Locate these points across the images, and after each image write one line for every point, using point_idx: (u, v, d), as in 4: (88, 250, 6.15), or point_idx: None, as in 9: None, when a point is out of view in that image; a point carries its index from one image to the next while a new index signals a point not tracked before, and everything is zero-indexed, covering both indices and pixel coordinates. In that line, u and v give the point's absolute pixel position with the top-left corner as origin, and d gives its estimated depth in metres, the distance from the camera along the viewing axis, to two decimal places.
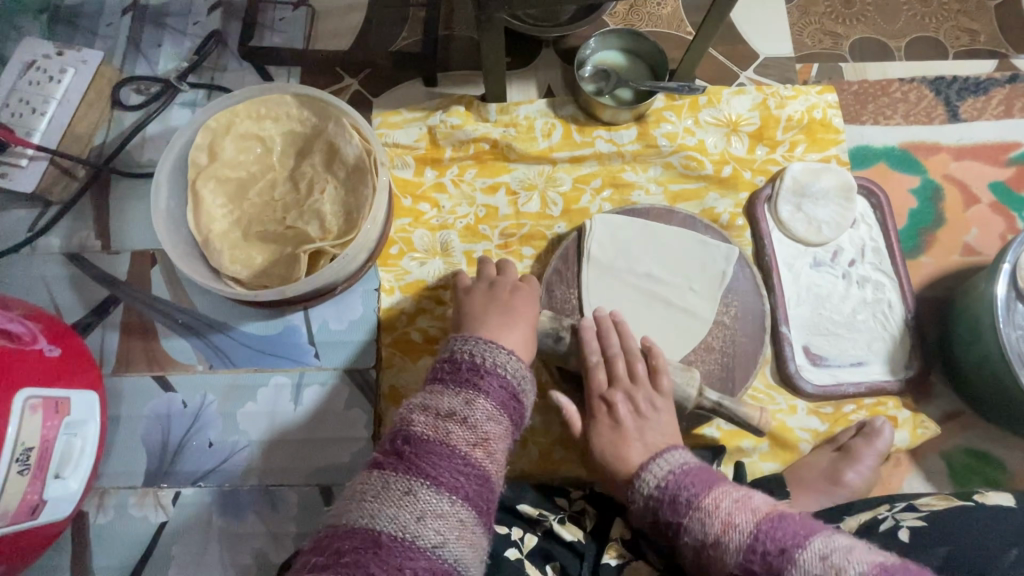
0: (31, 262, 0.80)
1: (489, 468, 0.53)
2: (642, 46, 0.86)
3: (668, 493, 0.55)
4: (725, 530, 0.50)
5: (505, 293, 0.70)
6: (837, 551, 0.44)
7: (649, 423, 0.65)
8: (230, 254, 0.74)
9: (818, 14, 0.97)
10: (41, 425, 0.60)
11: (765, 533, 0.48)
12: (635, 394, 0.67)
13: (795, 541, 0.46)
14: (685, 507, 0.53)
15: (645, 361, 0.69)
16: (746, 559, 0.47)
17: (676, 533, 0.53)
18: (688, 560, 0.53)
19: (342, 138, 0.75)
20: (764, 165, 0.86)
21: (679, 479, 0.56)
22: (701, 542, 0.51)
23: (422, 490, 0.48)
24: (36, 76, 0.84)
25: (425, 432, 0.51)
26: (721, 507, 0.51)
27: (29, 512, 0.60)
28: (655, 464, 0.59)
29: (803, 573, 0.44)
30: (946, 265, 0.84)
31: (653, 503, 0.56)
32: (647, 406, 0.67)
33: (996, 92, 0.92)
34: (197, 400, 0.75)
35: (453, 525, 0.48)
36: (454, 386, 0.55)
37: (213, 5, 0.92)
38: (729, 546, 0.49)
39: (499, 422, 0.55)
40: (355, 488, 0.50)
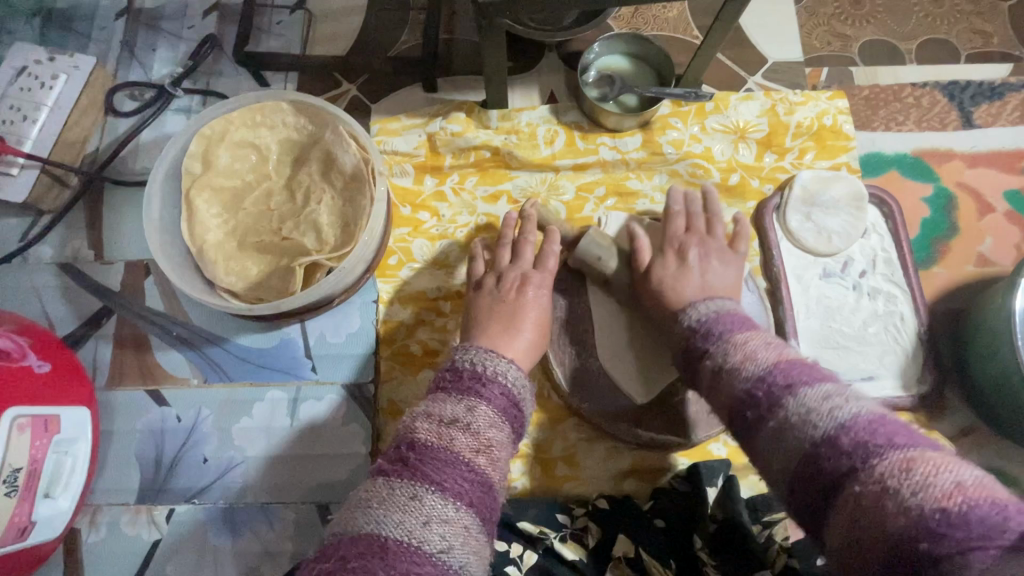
0: (22, 274, 0.78)
1: (493, 475, 0.51)
2: (647, 50, 0.84)
3: (704, 325, 0.56)
4: (744, 360, 0.50)
5: (512, 296, 0.68)
6: (843, 395, 0.44)
7: (713, 267, 0.69)
8: (225, 266, 0.72)
9: (827, 16, 0.95)
10: (29, 445, 0.58)
11: (782, 371, 0.47)
12: (707, 240, 0.71)
13: (805, 380, 0.45)
14: (718, 339, 0.54)
15: (714, 232, 0.73)
16: (756, 385, 0.47)
17: (702, 355, 0.54)
18: (705, 382, 0.53)
19: (339, 147, 0.73)
20: (772, 173, 0.83)
21: (719, 318, 0.56)
22: (720, 365, 0.51)
23: (427, 497, 0.46)
24: (28, 81, 0.81)
25: (428, 438, 0.50)
26: (750, 344, 0.51)
27: (18, 533, 0.58)
28: (701, 304, 0.60)
29: (799, 403, 0.44)
30: (960, 276, 0.82)
31: (689, 333, 0.57)
32: (704, 253, 0.70)
33: (1011, 97, 0.89)
34: (191, 415, 0.74)
35: (459, 531, 0.46)
36: (456, 392, 0.54)
37: (208, 9, 0.90)
38: (742, 373, 0.49)
39: (502, 429, 0.53)
40: (359, 496, 0.48)
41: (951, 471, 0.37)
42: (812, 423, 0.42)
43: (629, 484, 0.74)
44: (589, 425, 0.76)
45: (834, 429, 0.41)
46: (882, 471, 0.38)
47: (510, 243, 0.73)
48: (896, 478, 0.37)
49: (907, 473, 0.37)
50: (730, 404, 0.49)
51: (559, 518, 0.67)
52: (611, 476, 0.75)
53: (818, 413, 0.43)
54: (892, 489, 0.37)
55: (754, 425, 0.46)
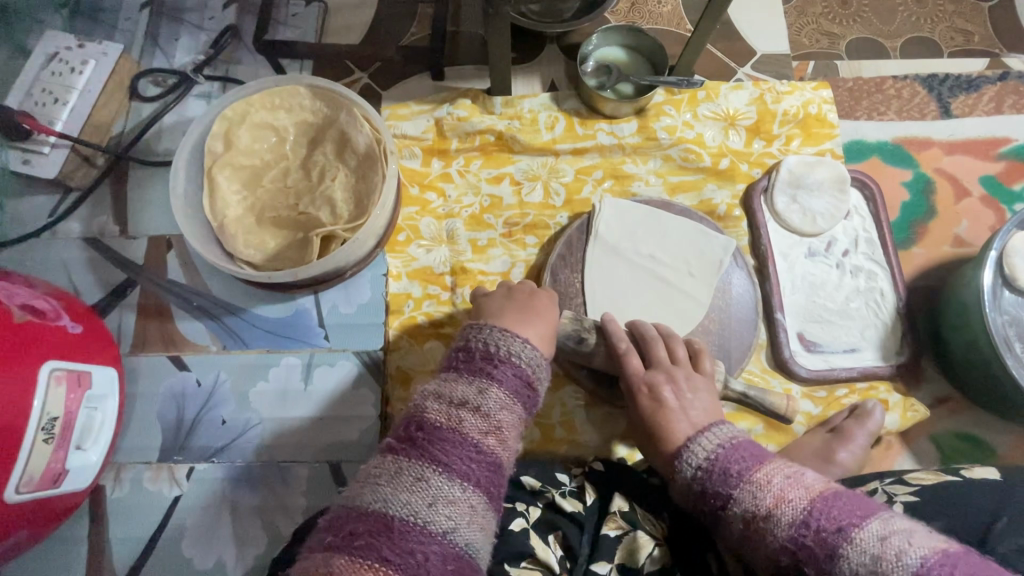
0: (51, 246, 0.83)
1: (499, 455, 0.55)
2: (643, 42, 0.89)
3: (719, 465, 0.55)
4: (777, 503, 0.49)
5: (523, 296, 0.70)
6: (898, 533, 0.44)
7: (690, 403, 0.66)
8: (244, 239, 0.77)
9: (815, 14, 1.00)
10: (64, 397, 0.63)
11: (820, 511, 0.47)
12: (674, 371, 0.69)
13: (851, 521, 0.45)
14: (736, 479, 0.53)
15: (678, 355, 0.71)
16: (799, 530, 0.47)
17: (725, 504, 0.53)
18: (735, 536, 0.53)
19: (353, 128, 0.78)
20: (760, 158, 0.88)
21: (728, 452, 0.56)
22: (752, 513, 0.51)
23: (434, 477, 0.50)
24: (59, 67, 0.87)
25: (438, 420, 0.53)
26: (773, 482, 0.51)
27: (53, 479, 0.62)
28: (701, 439, 0.59)
29: (859, 552, 0.44)
30: (937, 256, 0.86)
31: (700, 475, 0.56)
32: (677, 388, 0.67)
33: (987, 89, 0.94)
34: (210, 379, 0.78)
35: (464, 509, 0.50)
36: (468, 374, 0.57)
37: (228, 1, 0.95)
38: (780, 520, 0.49)
39: (511, 411, 0.57)
40: (370, 472, 0.52)
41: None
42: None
43: (624, 447, 0.79)
44: (587, 392, 0.80)
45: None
46: None
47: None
48: None
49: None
50: (778, 560, 0.48)
51: (559, 476, 0.71)
52: (607, 440, 0.79)
53: (887, 562, 0.42)
54: None
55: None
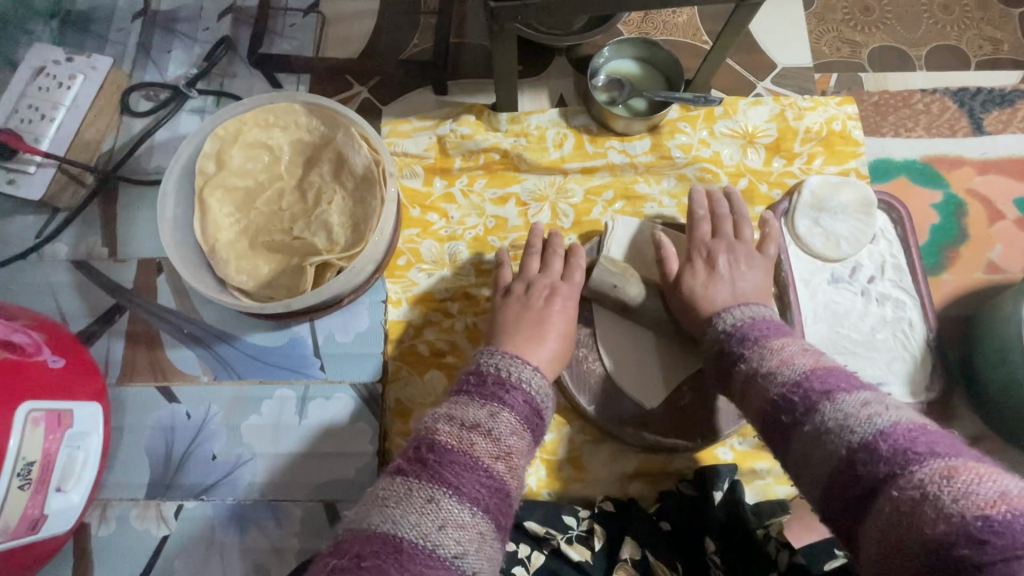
0: (38, 270, 0.79)
1: (510, 483, 0.51)
2: (657, 55, 0.84)
3: (740, 330, 0.59)
4: (781, 364, 0.52)
5: (540, 304, 0.69)
6: (881, 402, 0.44)
7: (742, 274, 0.70)
8: (237, 264, 0.73)
9: (837, 22, 0.95)
10: (43, 438, 0.59)
11: (817, 377, 0.48)
12: (735, 246, 0.73)
13: (841, 388, 0.46)
14: (753, 343, 0.56)
15: (741, 234, 0.74)
16: (792, 391, 0.49)
17: (736, 360, 0.56)
18: (737, 388, 0.55)
19: (351, 148, 0.74)
20: (780, 178, 0.84)
21: (753, 323, 0.59)
22: (754, 370, 0.53)
23: (444, 500, 0.47)
24: (46, 81, 0.83)
25: (449, 442, 0.50)
26: (788, 349, 0.53)
27: (30, 526, 0.59)
28: (733, 311, 0.63)
29: (836, 408, 0.45)
30: (969, 283, 0.81)
31: (722, 337, 0.60)
32: (733, 259, 0.71)
33: (1021, 104, 0.89)
34: (201, 411, 0.74)
35: (474, 537, 0.46)
36: (479, 397, 0.54)
37: (223, 12, 0.91)
38: (777, 378, 0.51)
39: (522, 437, 0.54)
40: (377, 493, 0.48)
41: (996, 482, 0.35)
42: (848, 430, 0.43)
43: (634, 486, 0.75)
44: (595, 427, 0.76)
45: (871, 435, 0.41)
46: (920, 478, 0.37)
47: (537, 255, 0.75)
48: (936, 485, 0.36)
49: (948, 481, 0.36)
50: (764, 410, 0.51)
51: (564, 519, 0.67)
52: (617, 479, 0.75)
53: (855, 420, 0.43)
54: (932, 495, 0.36)
55: (788, 430, 0.48)
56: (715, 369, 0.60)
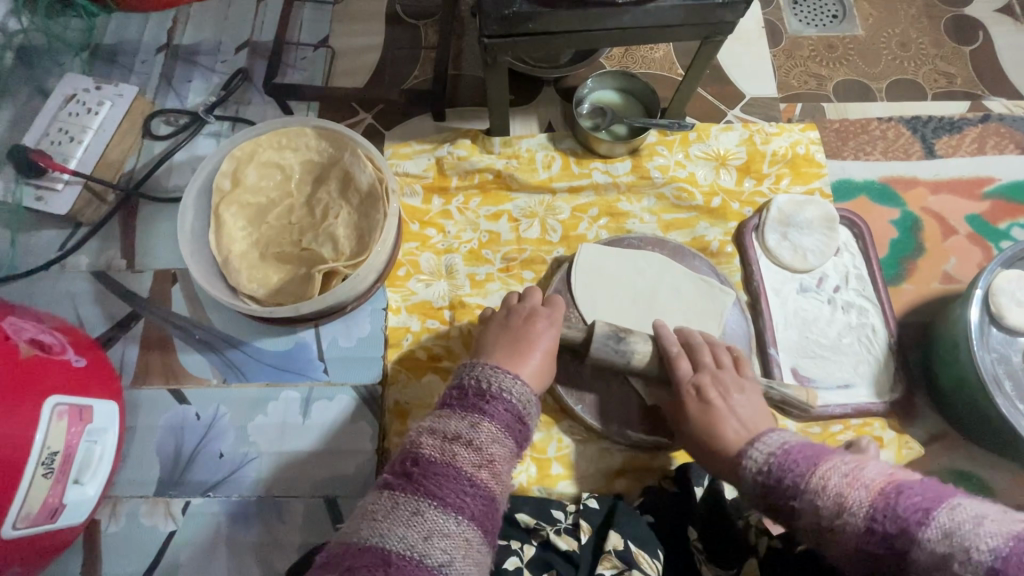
0: (59, 279, 0.85)
1: (493, 488, 0.55)
2: (635, 85, 0.92)
3: (773, 474, 0.57)
4: (839, 507, 0.51)
5: (520, 324, 0.71)
6: (962, 523, 0.44)
7: (736, 402, 0.69)
8: (248, 273, 0.79)
9: (802, 58, 1.04)
10: (66, 431, 0.63)
11: (882, 506, 0.48)
12: (720, 376, 0.71)
13: (916, 516, 0.46)
14: (795, 487, 0.55)
15: (723, 362, 0.72)
16: (871, 530, 0.48)
17: (793, 503, 0.55)
18: (811, 539, 0.54)
19: (356, 167, 0.81)
20: (751, 197, 0.91)
21: (782, 460, 0.58)
22: (817, 520, 0.53)
23: (429, 510, 0.50)
24: (76, 107, 0.89)
25: (432, 454, 0.54)
26: (829, 484, 0.52)
27: (50, 514, 0.63)
28: (755, 448, 0.61)
29: (927, 542, 0.45)
30: (927, 292, 0.88)
31: (761, 479, 0.59)
32: (723, 391, 0.69)
33: (970, 131, 0.98)
34: (210, 412, 0.79)
35: (460, 544, 0.50)
36: (461, 410, 0.58)
37: (240, 46, 0.99)
38: (849, 521, 0.50)
39: (503, 444, 0.57)
40: (367, 507, 0.52)
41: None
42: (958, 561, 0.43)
43: (620, 483, 0.79)
44: (582, 427, 0.80)
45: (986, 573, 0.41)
46: None
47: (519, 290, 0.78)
48: None
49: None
50: (857, 557, 0.50)
51: (553, 513, 0.71)
52: (603, 476, 0.79)
53: (959, 551, 0.43)
54: None
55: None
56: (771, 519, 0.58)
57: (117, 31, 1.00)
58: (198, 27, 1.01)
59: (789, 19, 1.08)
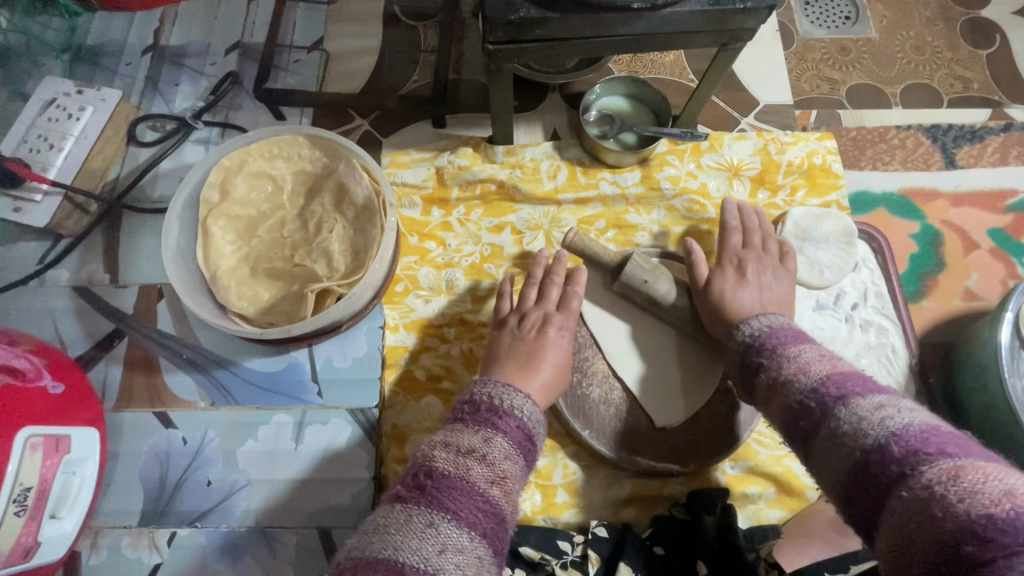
0: (38, 295, 0.80)
1: (504, 508, 0.51)
2: (644, 92, 0.88)
3: (760, 340, 0.61)
4: (798, 372, 0.54)
5: (531, 337, 0.70)
6: (895, 406, 0.46)
7: (767, 284, 0.73)
8: (237, 290, 0.75)
9: (815, 62, 1.00)
10: (41, 464, 0.59)
11: (834, 381, 0.51)
12: (762, 256, 0.76)
13: (857, 390, 0.48)
14: (772, 353, 0.59)
15: (769, 248, 0.77)
16: (810, 398, 0.51)
17: (760, 365, 0.59)
18: (761, 396, 0.58)
19: (352, 178, 0.77)
20: (765, 209, 0.87)
21: (774, 332, 0.61)
22: (774, 377, 0.56)
23: (442, 524, 0.47)
24: (56, 113, 0.86)
25: (445, 467, 0.50)
26: (804, 356, 0.56)
27: (23, 554, 0.58)
28: (755, 319, 0.65)
29: (850, 412, 0.47)
30: (949, 310, 0.84)
31: (747, 342, 0.63)
32: (761, 268, 0.74)
33: (991, 140, 0.94)
34: (197, 438, 0.75)
35: (473, 563, 0.46)
36: (473, 423, 0.55)
37: (230, 47, 0.95)
38: (796, 384, 0.53)
39: (516, 461, 0.54)
40: (376, 522, 0.48)
41: (1001, 480, 0.37)
42: (861, 432, 0.45)
43: (629, 512, 0.75)
44: (589, 453, 0.77)
45: (883, 436, 0.43)
46: (926, 478, 0.39)
47: (537, 283, 0.76)
48: (943, 484, 0.38)
49: (955, 480, 0.38)
50: (787, 415, 0.53)
51: (560, 544, 0.68)
52: (611, 505, 0.75)
53: (868, 421, 0.45)
54: (938, 494, 0.38)
55: (814, 438, 0.49)
56: (739, 375, 0.63)
57: (101, 31, 0.95)
58: (186, 28, 0.96)
59: (801, 20, 1.04)
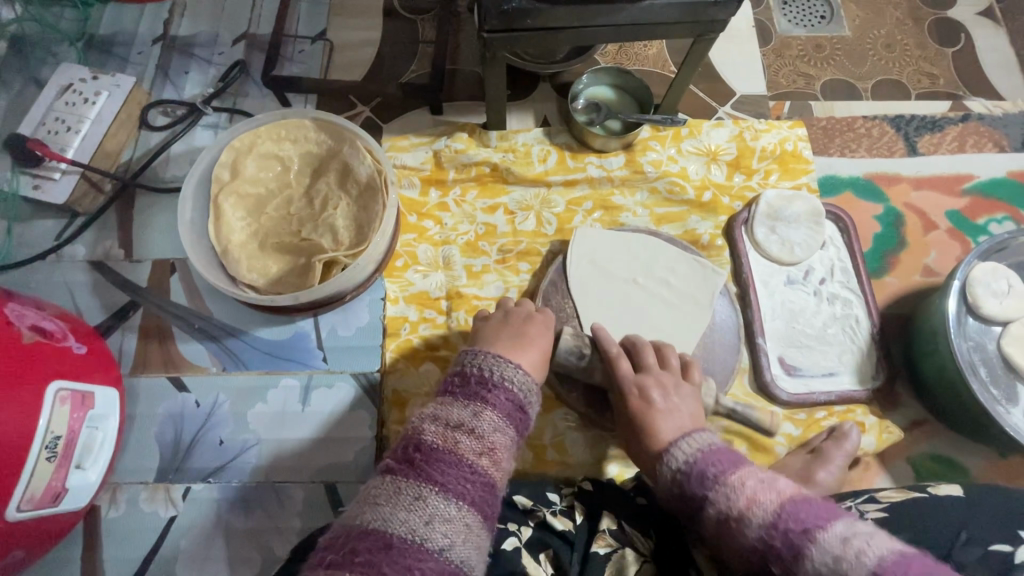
0: (57, 269, 0.85)
1: (493, 476, 0.57)
2: (628, 82, 0.95)
3: (695, 468, 0.59)
4: (749, 505, 0.52)
5: (520, 320, 0.74)
6: (860, 534, 0.44)
7: (676, 405, 0.71)
8: (248, 263, 0.80)
9: (791, 57, 1.07)
10: (69, 416, 0.64)
11: (789, 514, 0.49)
12: (663, 377, 0.73)
13: (817, 522, 0.46)
14: (711, 484, 0.56)
15: (667, 365, 0.75)
16: (772, 533, 0.48)
17: (704, 504, 0.56)
18: (713, 532, 0.55)
19: (355, 158, 0.82)
20: (741, 191, 0.93)
21: (705, 457, 0.60)
22: (726, 514, 0.53)
23: (431, 496, 0.52)
24: (73, 97, 0.89)
25: (435, 442, 0.55)
26: (747, 485, 0.54)
27: (52, 498, 0.63)
28: (680, 445, 0.64)
29: (822, 551, 0.44)
30: (909, 285, 0.91)
31: (680, 478, 0.60)
32: (665, 392, 0.71)
33: (951, 130, 1.01)
34: (209, 400, 0.79)
35: (459, 529, 0.52)
36: (463, 399, 0.60)
37: (237, 38, 1.00)
38: (751, 520, 0.51)
39: (504, 433, 0.59)
40: (369, 492, 0.54)
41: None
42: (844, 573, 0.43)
43: (613, 468, 0.81)
44: (577, 414, 0.82)
45: None
46: None
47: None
48: None
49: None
50: (749, 557, 0.50)
51: (549, 495, 0.73)
52: (597, 462, 0.81)
53: (846, 560, 0.43)
54: None
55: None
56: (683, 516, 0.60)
57: (113, 21, 1.00)
58: (195, 19, 1.01)
59: (778, 18, 1.11)
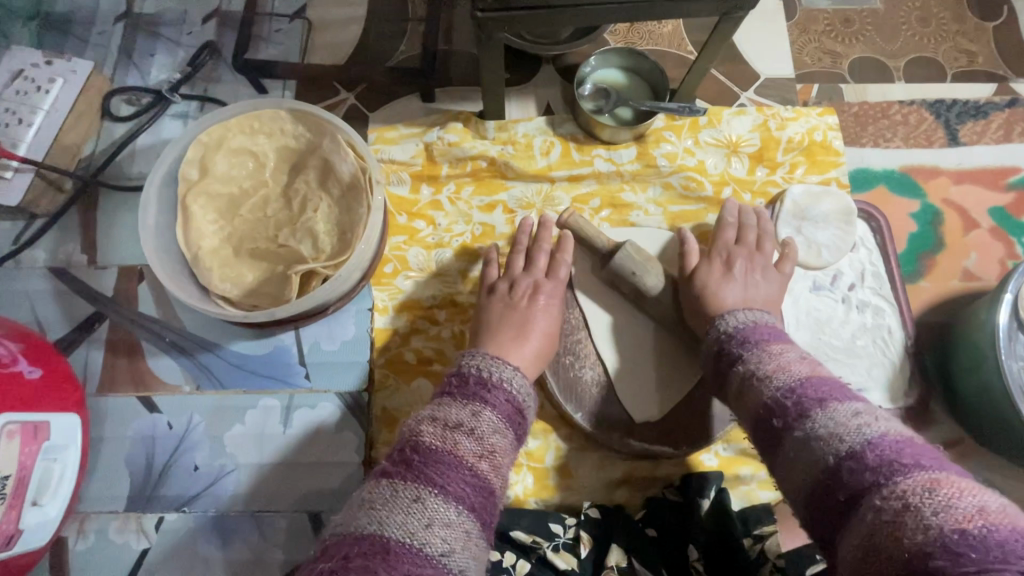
0: (14, 277, 0.78)
1: (494, 481, 0.50)
2: (642, 64, 0.85)
3: (741, 334, 0.60)
4: (776, 370, 0.53)
5: (524, 304, 0.70)
6: (871, 414, 0.46)
7: (756, 282, 0.71)
8: (220, 272, 0.72)
9: (818, 34, 0.97)
10: (17, 452, 0.58)
11: (810, 384, 0.50)
12: (753, 256, 0.73)
13: (832, 396, 0.48)
14: (752, 346, 0.58)
15: (763, 247, 0.75)
16: (784, 395, 0.50)
17: (734, 363, 0.57)
18: (734, 389, 0.57)
19: (337, 155, 0.74)
20: (764, 187, 0.85)
21: (754, 327, 0.60)
22: (750, 372, 0.55)
23: (430, 498, 0.46)
24: (24, 84, 0.82)
25: (433, 442, 0.49)
26: (785, 355, 0.54)
27: (3, 542, 0.58)
28: (737, 314, 0.63)
29: (827, 417, 0.46)
30: (946, 291, 0.83)
31: (722, 336, 0.61)
32: (750, 267, 0.72)
33: (995, 117, 0.92)
34: (182, 422, 0.73)
35: (461, 535, 0.45)
36: (462, 398, 0.54)
37: (208, 15, 0.90)
38: (773, 382, 0.52)
39: (506, 436, 0.53)
40: (361, 498, 0.47)
41: (975, 496, 0.38)
42: (837, 437, 0.44)
43: (621, 492, 0.75)
44: (582, 434, 0.76)
45: (860, 444, 0.43)
46: (904, 488, 0.39)
47: (523, 251, 0.75)
48: (918, 496, 0.38)
49: (930, 492, 0.38)
50: (758, 414, 0.52)
51: (551, 526, 0.67)
52: (604, 487, 0.75)
53: (846, 428, 0.45)
54: (914, 505, 0.38)
55: (781, 434, 0.49)
56: (715, 374, 0.61)
57: None
58: None
59: None
